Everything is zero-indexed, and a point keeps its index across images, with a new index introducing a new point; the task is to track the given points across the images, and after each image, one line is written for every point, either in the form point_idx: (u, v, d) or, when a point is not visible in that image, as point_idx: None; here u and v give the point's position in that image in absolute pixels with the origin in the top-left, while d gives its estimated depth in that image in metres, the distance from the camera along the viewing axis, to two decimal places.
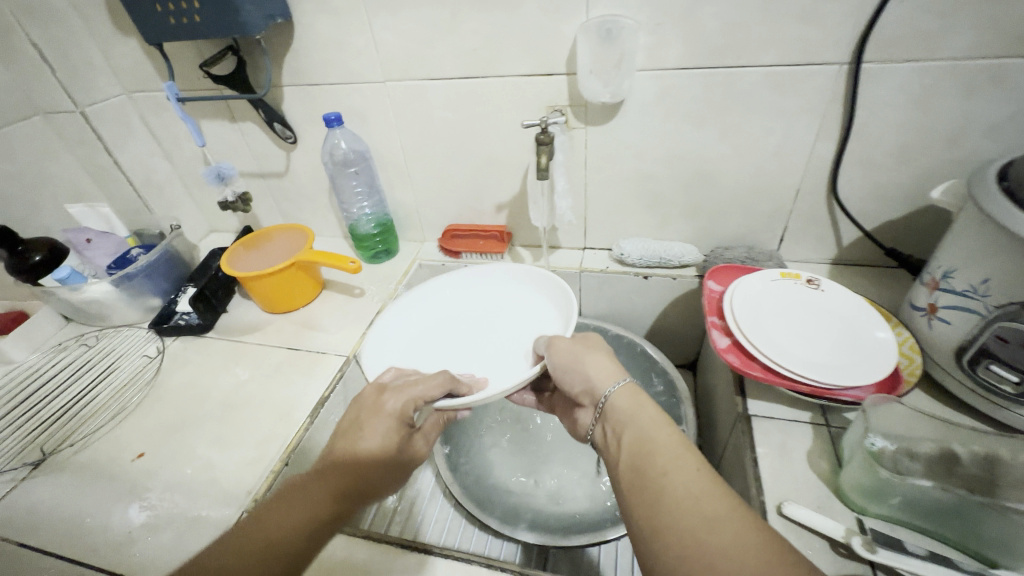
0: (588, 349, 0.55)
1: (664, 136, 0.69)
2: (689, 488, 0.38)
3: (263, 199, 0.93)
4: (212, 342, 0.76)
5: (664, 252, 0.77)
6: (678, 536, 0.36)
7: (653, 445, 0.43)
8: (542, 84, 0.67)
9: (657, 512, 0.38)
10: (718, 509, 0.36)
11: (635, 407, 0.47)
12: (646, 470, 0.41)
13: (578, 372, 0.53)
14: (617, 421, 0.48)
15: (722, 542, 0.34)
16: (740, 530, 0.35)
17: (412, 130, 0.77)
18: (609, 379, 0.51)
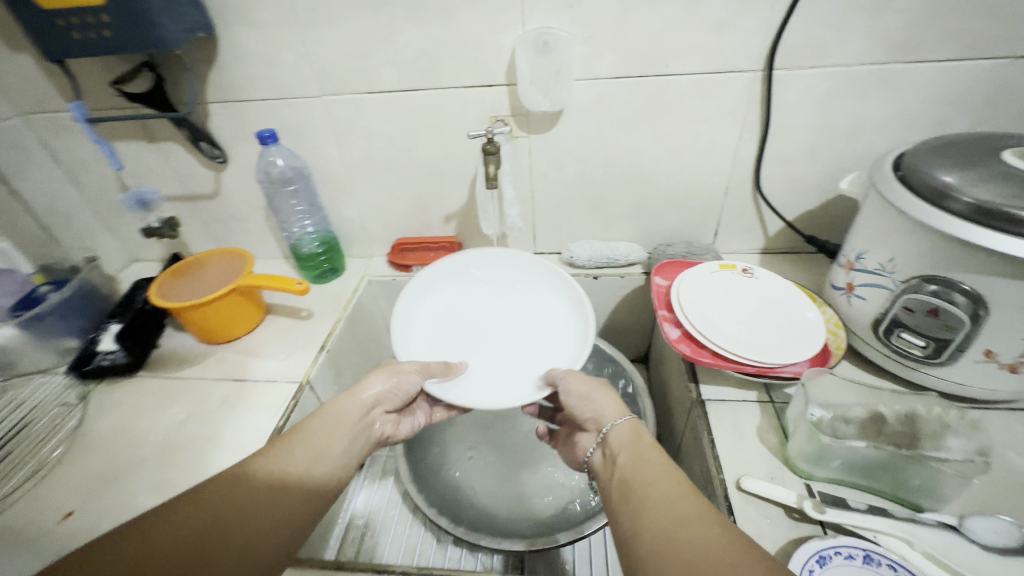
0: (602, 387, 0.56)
1: (603, 142, 0.72)
2: (670, 499, 0.40)
3: (191, 223, 0.87)
4: (144, 381, 0.70)
5: (611, 252, 0.80)
6: (650, 537, 0.38)
7: (645, 465, 0.45)
8: (483, 94, 0.68)
9: (640, 525, 0.40)
10: (693, 513, 0.38)
11: (637, 437, 0.49)
12: (632, 484, 0.44)
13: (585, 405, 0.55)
14: (613, 449, 0.49)
15: (691, 539, 0.36)
16: (710, 531, 0.37)
17: (353, 144, 0.75)
18: (617, 413, 0.53)
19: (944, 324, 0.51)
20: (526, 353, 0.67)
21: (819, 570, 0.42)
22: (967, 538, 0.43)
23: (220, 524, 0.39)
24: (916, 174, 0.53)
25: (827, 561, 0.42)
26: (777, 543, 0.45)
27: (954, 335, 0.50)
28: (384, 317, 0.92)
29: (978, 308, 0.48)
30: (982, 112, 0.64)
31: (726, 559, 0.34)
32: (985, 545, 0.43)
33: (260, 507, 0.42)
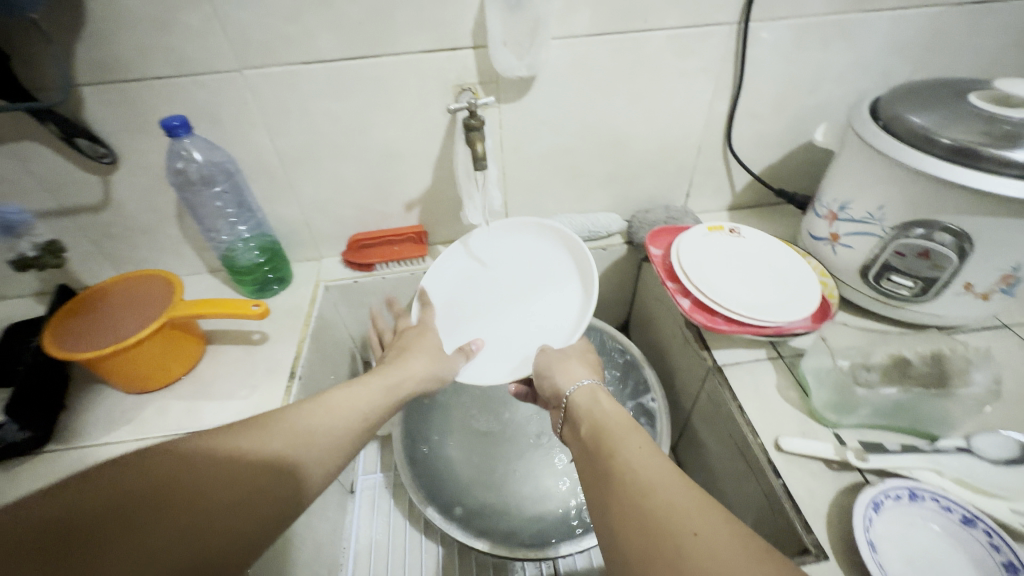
0: (562, 358, 0.55)
1: (580, 107, 0.67)
2: (633, 459, 0.37)
3: (77, 243, 0.68)
4: (58, 455, 0.54)
5: (592, 224, 0.77)
6: (617, 501, 0.34)
7: (604, 430, 0.41)
8: (446, 60, 0.59)
9: (604, 497, 0.36)
10: (655, 477, 0.34)
11: (595, 400, 0.46)
12: (597, 448, 0.40)
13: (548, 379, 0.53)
14: (577, 417, 0.46)
15: (654, 501, 0.32)
16: (674, 491, 0.33)
17: (289, 128, 0.62)
18: (572, 381, 0.51)
19: (933, 264, 0.54)
20: (537, 331, 0.65)
21: (877, 516, 0.43)
22: (981, 458, 0.46)
23: (238, 460, 0.35)
24: (898, 122, 0.53)
25: (881, 506, 0.44)
26: (828, 497, 0.47)
27: (941, 273, 0.54)
28: (347, 325, 0.81)
29: (964, 243, 0.51)
30: (923, 58, 0.68)
31: (689, 524, 0.30)
32: (993, 460, 0.46)
33: (277, 457, 0.37)
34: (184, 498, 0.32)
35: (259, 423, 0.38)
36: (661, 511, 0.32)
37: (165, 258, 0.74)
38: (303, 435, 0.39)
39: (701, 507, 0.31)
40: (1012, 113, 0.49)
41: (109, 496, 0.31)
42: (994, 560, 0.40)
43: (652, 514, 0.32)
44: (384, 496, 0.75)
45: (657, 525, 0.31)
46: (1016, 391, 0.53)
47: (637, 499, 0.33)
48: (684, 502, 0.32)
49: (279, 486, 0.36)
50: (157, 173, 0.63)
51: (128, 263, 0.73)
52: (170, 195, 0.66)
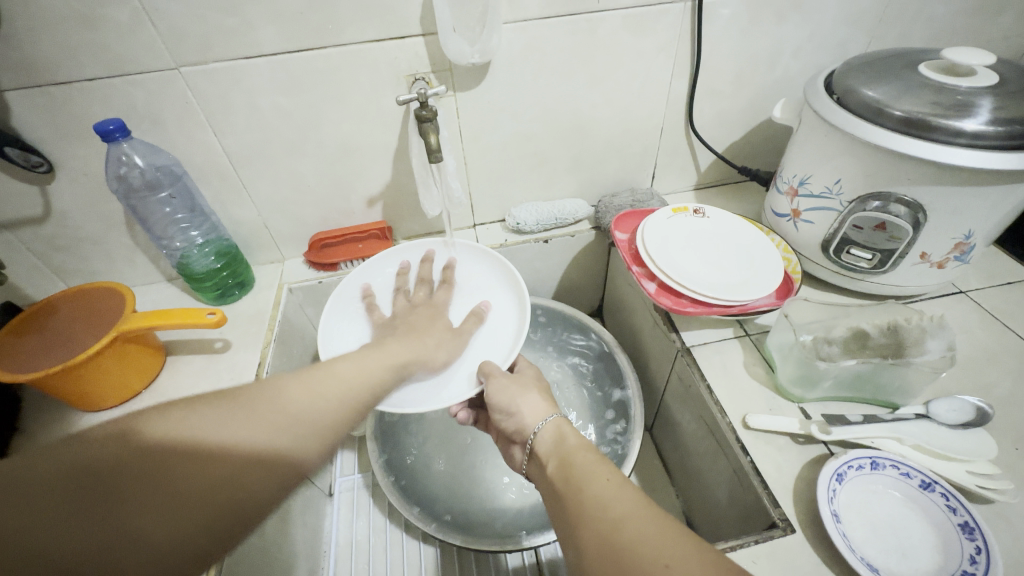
0: (520, 389, 0.52)
1: (538, 92, 0.65)
2: (602, 491, 0.36)
3: (19, 257, 0.65)
4: None
5: (558, 211, 0.76)
6: (590, 537, 0.33)
7: (575, 464, 0.41)
8: (396, 48, 0.57)
9: (579, 529, 0.35)
10: (627, 512, 0.33)
11: (561, 437, 0.45)
12: (568, 484, 0.39)
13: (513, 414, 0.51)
14: (544, 459, 0.45)
15: (620, 535, 0.32)
16: (646, 521, 0.32)
17: (237, 127, 0.60)
18: (539, 417, 0.49)
19: (890, 236, 0.55)
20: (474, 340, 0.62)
21: (840, 487, 0.44)
22: (940, 422, 0.48)
23: (253, 433, 0.34)
24: (852, 96, 0.54)
25: (845, 477, 0.44)
26: (795, 471, 0.47)
27: (899, 244, 0.55)
28: (315, 326, 0.80)
29: (918, 214, 0.52)
30: (875, 30, 0.68)
31: (659, 554, 0.29)
32: (950, 424, 0.48)
33: (291, 441, 0.35)
34: (199, 461, 0.31)
35: (277, 388, 0.37)
36: (629, 545, 0.31)
37: (117, 268, 0.71)
38: (316, 406, 0.38)
39: (665, 535, 0.30)
40: (960, 83, 0.49)
41: (125, 453, 0.29)
42: (952, 521, 0.41)
43: (621, 548, 0.31)
44: (364, 496, 0.75)
45: (629, 559, 0.30)
46: (970, 355, 0.55)
47: (608, 536, 0.32)
48: (652, 532, 0.31)
49: (289, 461, 0.35)
50: (98, 180, 0.60)
51: (79, 275, 0.70)
52: (116, 202, 0.63)
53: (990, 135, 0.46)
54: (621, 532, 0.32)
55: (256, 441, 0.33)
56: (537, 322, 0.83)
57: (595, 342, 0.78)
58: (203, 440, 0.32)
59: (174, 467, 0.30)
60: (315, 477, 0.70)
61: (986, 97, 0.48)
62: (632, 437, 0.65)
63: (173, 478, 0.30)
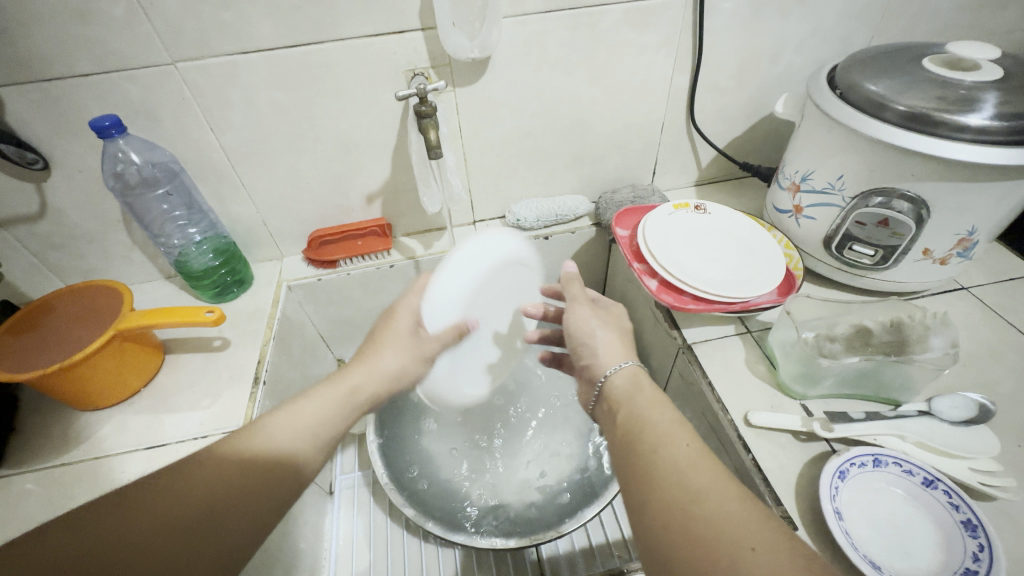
0: (604, 322, 0.50)
1: (538, 88, 0.65)
2: (681, 458, 0.35)
3: (15, 254, 0.64)
4: (10, 480, 0.52)
5: (559, 208, 0.76)
6: (662, 503, 0.33)
7: (648, 420, 0.39)
8: (394, 43, 0.57)
9: (648, 491, 0.34)
10: (711, 491, 0.32)
11: (638, 386, 0.43)
12: (638, 438, 0.38)
13: (587, 345, 0.48)
14: (613, 401, 0.43)
15: (700, 518, 0.31)
16: (731, 505, 0.31)
17: (235, 123, 0.59)
18: (615, 358, 0.46)
19: (892, 232, 0.55)
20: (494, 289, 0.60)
21: (842, 485, 0.44)
22: (941, 420, 0.48)
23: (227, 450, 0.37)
24: (856, 91, 0.53)
25: (846, 474, 0.44)
26: (797, 469, 0.47)
27: (902, 241, 0.55)
28: (315, 323, 0.79)
29: (921, 210, 0.52)
30: (879, 24, 0.68)
31: (749, 541, 0.29)
32: (953, 421, 0.47)
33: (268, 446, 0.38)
34: (178, 513, 0.33)
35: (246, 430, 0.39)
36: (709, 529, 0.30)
37: (114, 266, 0.71)
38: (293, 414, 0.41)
39: (750, 523, 0.30)
40: (965, 77, 0.49)
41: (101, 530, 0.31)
42: (954, 518, 0.41)
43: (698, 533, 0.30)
44: (364, 495, 0.75)
45: (712, 541, 0.30)
46: (972, 352, 0.55)
47: (685, 509, 0.32)
48: (737, 516, 0.30)
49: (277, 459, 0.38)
50: (95, 178, 0.60)
51: (76, 273, 0.70)
52: (112, 200, 0.63)
53: (996, 131, 0.46)
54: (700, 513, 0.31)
55: (238, 472, 0.36)
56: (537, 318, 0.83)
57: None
58: (176, 491, 0.34)
59: (149, 520, 0.32)
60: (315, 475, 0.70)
61: (992, 92, 0.47)
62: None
63: (159, 532, 0.32)
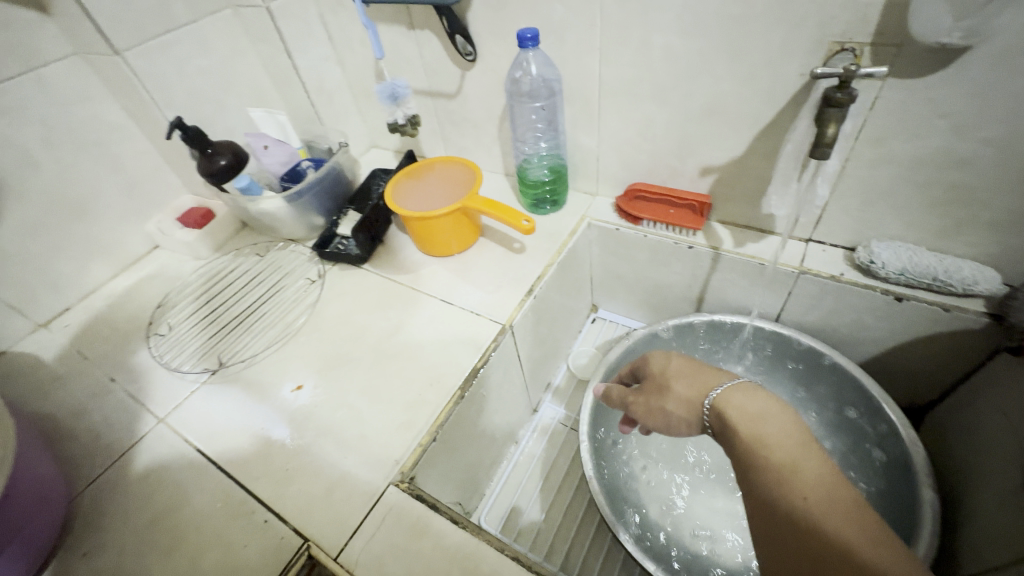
0: (698, 384, 0.50)
1: (1023, 107, 0.45)
2: (771, 434, 0.42)
3: (428, 119, 0.86)
4: (368, 274, 0.73)
5: (943, 272, 0.55)
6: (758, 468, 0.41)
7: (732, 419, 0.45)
8: (838, 7, 0.46)
9: (740, 458, 0.42)
10: (816, 491, 0.37)
11: (750, 396, 0.46)
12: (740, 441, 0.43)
13: (680, 401, 0.50)
14: (719, 423, 0.46)
15: (829, 531, 0.34)
16: (848, 509, 0.36)
17: (622, 60, 0.61)
18: (705, 393, 0.49)
19: None
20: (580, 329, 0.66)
21: None
22: None
23: None
24: None
25: None
26: None
27: None
28: (593, 266, 0.83)
29: None
30: None
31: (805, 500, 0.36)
32: None
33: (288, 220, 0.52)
34: None
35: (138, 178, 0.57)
36: (844, 545, 0.33)
37: (479, 154, 0.86)
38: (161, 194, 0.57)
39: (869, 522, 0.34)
40: None
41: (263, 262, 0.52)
42: None
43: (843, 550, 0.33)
44: (559, 432, 0.79)
45: (777, 499, 0.38)
46: None
47: (787, 491, 0.38)
48: (868, 524, 0.35)
49: None
50: (498, 78, 0.71)
51: (455, 148, 0.88)
52: (500, 99, 0.74)
53: None
54: (831, 527, 0.34)
55: None
56: (831, 382, 0.68)
57: (885, 462, 0.63)
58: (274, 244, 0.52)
59: None
60: (532, 391, 0.77)
61: None
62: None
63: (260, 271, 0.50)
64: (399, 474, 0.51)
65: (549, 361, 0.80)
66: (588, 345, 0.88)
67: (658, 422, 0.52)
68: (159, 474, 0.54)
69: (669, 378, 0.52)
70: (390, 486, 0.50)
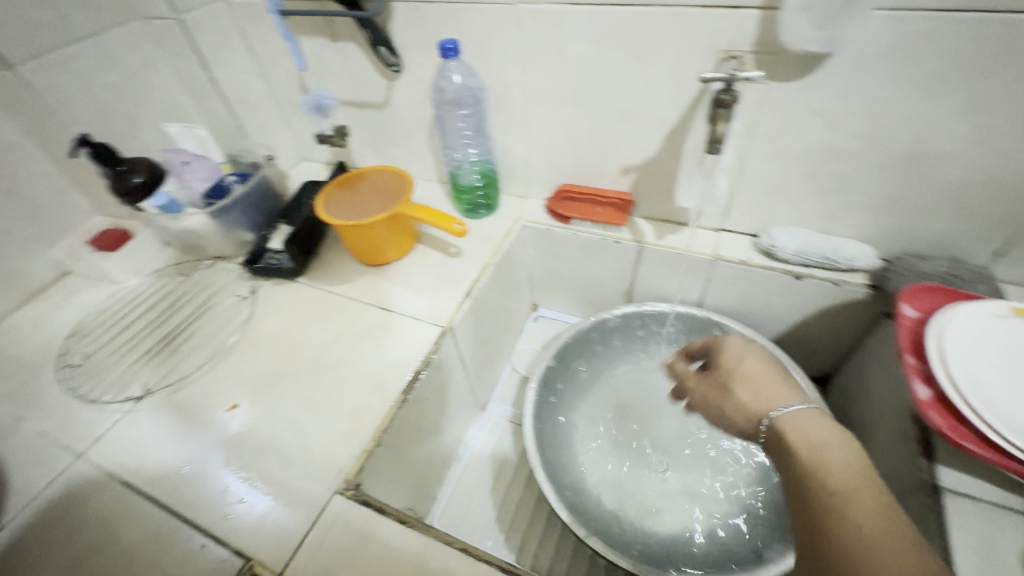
0: (767, 393, 0.50)
1: (876, 105, 0.52)
2: (833, 459, 0.41)
3: (358, 129, 0.86)
4: (303, 287, 0.72)
5: (830, 251, 0.63)
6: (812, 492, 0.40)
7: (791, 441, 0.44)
8: (722, 19, 0.51)
9: (796, 481, 0.42)
10: (868, 526, 0.35)
11: (816, 421, 0.45)
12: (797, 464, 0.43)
13: (740, 405, 0.50)
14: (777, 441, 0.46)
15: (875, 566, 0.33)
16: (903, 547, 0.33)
17: (539, 68, 0.64)
18: (769, 405, 0.49)
19: None
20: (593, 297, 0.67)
21: None
22: None
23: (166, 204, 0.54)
24: None
25: None
26: None
27: None
28: (530, 266, 0.86)
29: None
30: None
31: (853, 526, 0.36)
32: None
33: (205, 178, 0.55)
34: None
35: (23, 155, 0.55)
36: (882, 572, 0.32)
37: (412, 162, 0.87)
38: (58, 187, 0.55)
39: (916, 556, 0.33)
40: None
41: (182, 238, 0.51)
42: None
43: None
44: (507, 429, 0.81)
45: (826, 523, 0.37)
46: None
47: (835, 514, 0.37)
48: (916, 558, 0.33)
49: None
50: (425, 88, 0.73)
51: (387, 158, 0.89)
52: (428, 108, 0.76)
53: None
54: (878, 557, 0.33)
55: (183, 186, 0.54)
56: None
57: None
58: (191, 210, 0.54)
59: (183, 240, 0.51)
60: (478, 391, 0.79)
61: None
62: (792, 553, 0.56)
63: None
64: (343, 483, 0.51)
65: (494, 360, 0.81)
66: (531, 343, 0.91)
67: (711, 416, 0.55)
68: (80, 513, 0.50)
69: (737, 382, 0.52)
70: (334, 495, 0.50)
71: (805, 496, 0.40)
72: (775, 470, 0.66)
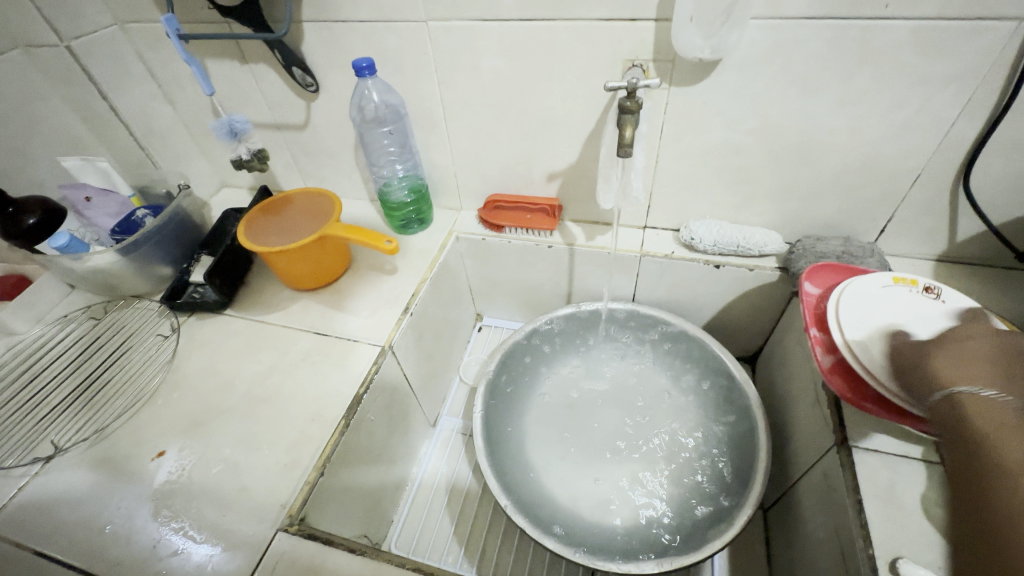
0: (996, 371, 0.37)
1: (766, 105, 0.57)
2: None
3: (279, 151, 0.83)
4: (232, 319, 0.69)
5: (742, 239, 0.68)
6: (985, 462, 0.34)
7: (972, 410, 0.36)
8: (622, 31, 0.55)
9: (963, 445, 0.35)
10: None
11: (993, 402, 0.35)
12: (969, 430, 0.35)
13: (939, 367, 0.40)
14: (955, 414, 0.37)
15: None
16: None
17: (458, 83, 0.65)
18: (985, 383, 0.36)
19: None
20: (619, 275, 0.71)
21: None
22: None
23: None
24: None
25: None
26: None
27: None
28: (469, 276, 0.86)
29: None
30: None
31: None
32: None
33: None
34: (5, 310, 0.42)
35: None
36: None
37: (340, 181, 0.86)
38: None
39: None
40: None
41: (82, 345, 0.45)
42: None
43: None
44: (459, 441, 0.80)
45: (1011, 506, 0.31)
46: None
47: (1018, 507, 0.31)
48: None
49: None
50: (345, 106, 0.72)
51: (313, 178, 0.87)
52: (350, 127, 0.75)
53: None
54: None
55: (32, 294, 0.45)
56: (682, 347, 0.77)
57: (725, 419, 0.70)
58: None
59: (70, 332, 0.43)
60: (427, 407, 0.78)
61: None
62: (730, 526, 0.59)
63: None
64: (287, 518, 0.49)
65: (441, 374, 0.81)
66: (478, 352, 0.91)
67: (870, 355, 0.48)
68: None
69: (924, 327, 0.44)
70: (278, 532, 0.48)
71: (967, 455, 0.35)
72: (713, 449, 0.70)
